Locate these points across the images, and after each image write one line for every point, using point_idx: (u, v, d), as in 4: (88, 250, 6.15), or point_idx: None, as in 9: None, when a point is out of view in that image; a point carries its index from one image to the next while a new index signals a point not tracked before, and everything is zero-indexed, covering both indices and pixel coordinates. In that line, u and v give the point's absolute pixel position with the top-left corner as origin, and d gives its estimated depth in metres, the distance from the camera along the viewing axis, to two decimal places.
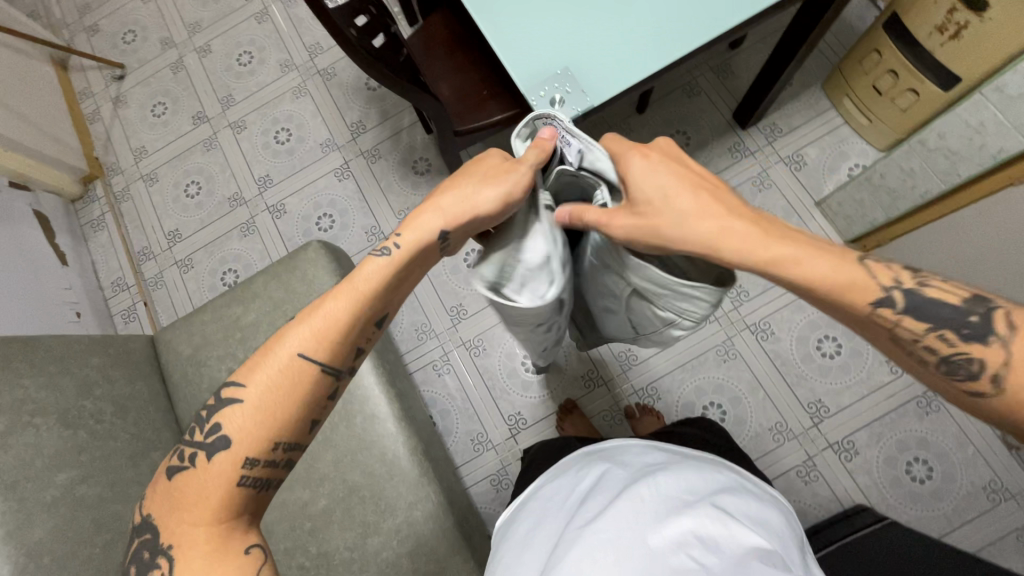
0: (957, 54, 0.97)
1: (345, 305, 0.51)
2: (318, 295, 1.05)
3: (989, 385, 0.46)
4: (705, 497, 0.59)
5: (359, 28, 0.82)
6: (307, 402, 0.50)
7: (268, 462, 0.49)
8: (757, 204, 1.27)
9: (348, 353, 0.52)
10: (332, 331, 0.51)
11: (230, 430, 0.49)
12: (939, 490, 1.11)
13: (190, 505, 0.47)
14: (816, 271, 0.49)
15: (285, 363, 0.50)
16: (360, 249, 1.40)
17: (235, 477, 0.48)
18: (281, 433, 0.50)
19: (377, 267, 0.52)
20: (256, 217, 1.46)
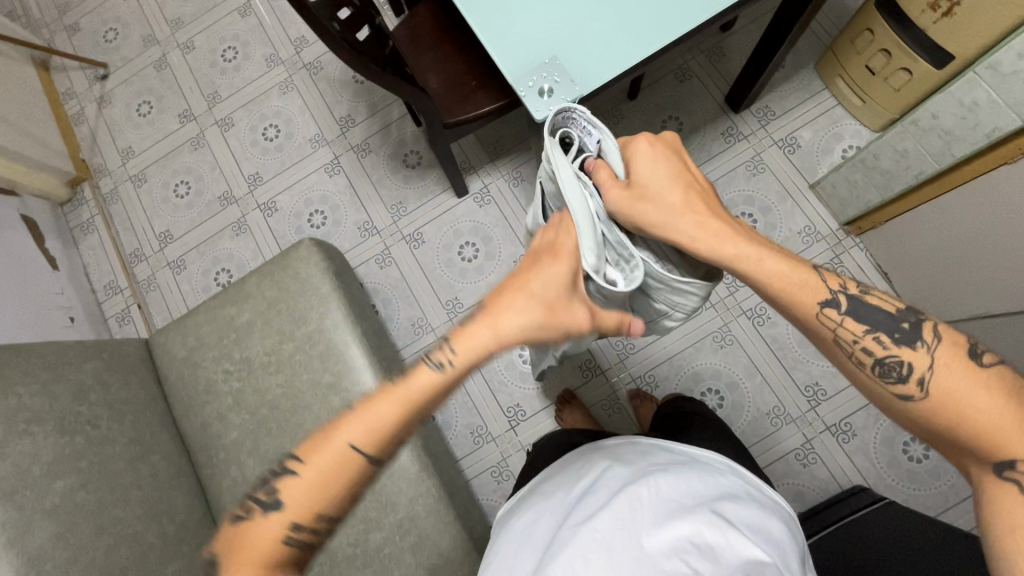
0: (949, 32, 0.96)
1: (396, 411, 0.50)
2: (312, 293, 1.05)
3: (915, 387, 0.50)
4: (704, 502, 0.60)
5: (343, 21, 0.80)
6: (351, 490, 0.49)
7: (309, 532, 0.47)
8: (751, 188, 1.26)
9: (398, 446, 0.50)
10: (388, 428, 0.49)
11: (288, 499, 0.48)
12: (936, 469, 1.12)
13: (237, 556, 0.46)
14: (774, 271, 0.53)
15: (334, 448, 0.48)
16: (353, 244, 1.39)
17: (277, 539, 0.47)
18: (330, 512, 0.48)
19: (431, 378, 0.51)
20: (247, 216, 1.45)
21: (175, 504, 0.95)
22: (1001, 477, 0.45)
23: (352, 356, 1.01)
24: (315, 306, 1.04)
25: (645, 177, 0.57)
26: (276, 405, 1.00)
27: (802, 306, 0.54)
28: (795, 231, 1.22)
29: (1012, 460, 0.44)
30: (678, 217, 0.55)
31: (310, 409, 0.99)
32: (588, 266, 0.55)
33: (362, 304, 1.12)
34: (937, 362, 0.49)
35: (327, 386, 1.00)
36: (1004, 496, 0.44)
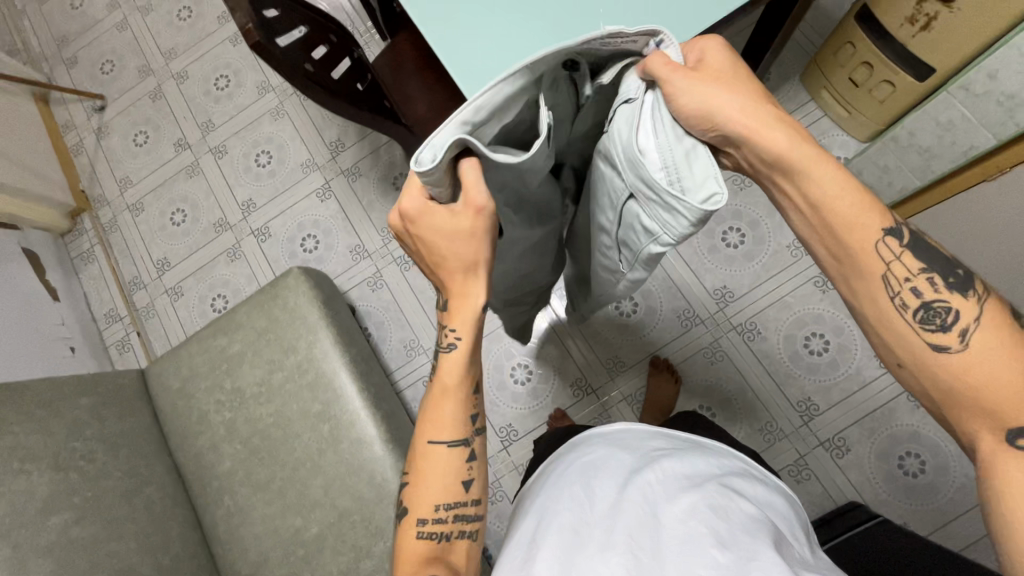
0: (928, 45, 0.95)
1: (446, 403, 0.58)
2: (300, 322, 1.06)
3: (958, 339, 0.47)
4: (711, 478, 0.67)
5: (317, 60, 0.83)
6: (457, 473, 0.59)
7: (438, 518, 0.57)
8: (739, 203, 1.27)
9: (464, 424, 0.59)
10: (449, 415, 0.58)
11: (411, 500, 0.59)
12: (934, 484, 1.11)
13: (404, 559, 0.57)
14: (832, 193, 0.48)
15: (423, 451, 0.59)
16: (344, 268, 1.40)
17: (416, 534, 0.57)
18: (441, 497, 0.58)
19: (451, 364, 0.57)
20: (241, 242, 1.47)
21: (170, 535, 0.97)
22: (1013, 446, 0.45)
23: (341, 384, 1.03)
24: (303, 334, 1.06)
25: (717, 71, 0.50)
26: (268, 435, 1.02)
27: (862, 231, 0.48)
28: (782, 244, 1.24)
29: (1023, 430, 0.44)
30: (750, 112, 0.48)
31: (300, 439, 1.01)
32: (425, 158, 0.46)
33: (352, 330, 1.13)
34: (986, 314, 0.47)
35: (317, 415, 1.01)
36: (1013, 462, 0.44)
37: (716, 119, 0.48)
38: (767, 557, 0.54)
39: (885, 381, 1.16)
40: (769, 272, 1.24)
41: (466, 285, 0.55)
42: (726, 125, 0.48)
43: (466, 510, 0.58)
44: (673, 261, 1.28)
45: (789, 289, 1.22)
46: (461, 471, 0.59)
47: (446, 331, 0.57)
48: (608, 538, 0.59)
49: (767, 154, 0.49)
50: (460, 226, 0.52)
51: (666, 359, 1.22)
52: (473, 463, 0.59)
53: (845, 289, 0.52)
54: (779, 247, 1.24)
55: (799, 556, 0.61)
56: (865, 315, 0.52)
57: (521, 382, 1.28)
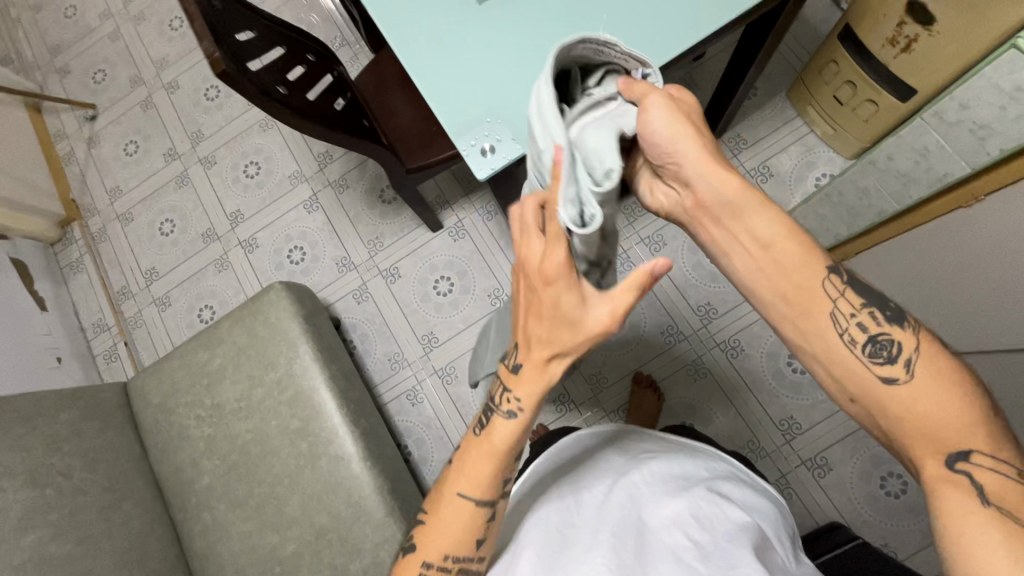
0: (909, 67, 0.95)
1: (486, 465, 0.55)
2: (281, 338, 1.07)
3: (904, 369, 0.46)
4: (699, 482, 0.70)
5: (292, 82, 0.82)
6: (471, 531, 0.57)
7: (443, 566, 0.57)
8: None
9: (497, 493, 0.57)
10: (483, 479, 0.56)
11: (423, 535, 0.59)
12: (915, 505, 1.10)
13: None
14: (766, 232, 0.50)
15: (445, 500, 0.57)
16: (330, 280, 1.41)
17: (418, 573, 0.57)
18: (452, 547, 0.57)
19: (503, 433, 0.55)
20: (229, 253, 1.48)
21: (146, 550, 0.97)
22: (954, 471, 0.43)
23: (320, 401, 1.02)
24: (283, 351, 1.06)
25: (689, 110, 0.53)
26: (246, 451, 1.02)
27: (804, 270, 0.49)
28: None
29: (968, 453, 0.43)
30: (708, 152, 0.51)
31: (278, 455, 1.01)
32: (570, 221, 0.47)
33: (333, 346, 1.13)
34: (928, 345, 0.46)
35: (295, 431, 1.02)
36: (957, 491, 0.43)
37: (677, 151, 0.51)
38: (746, 564, 0.57)
39: None
40: None
41: (550, 364, 0.52)
42: (682, 159, 0.51)
43: (470, 561, 0.59)
44: (656, 277, 1.27)
45: None
46: (477, 529, 0.57)
47: (512, 402, 0.53)
48: (592, 544, 0.61)
49: (704, 194, 0.52)
50: (584, 320, 0.48)
51: (648, 376, 1.22)
52: (489, 523, 0.58)
53: (789, 331, 0.51)
54: None
55: (777, 561, 0.66)
56: (813, 354, 0.51)
57: None
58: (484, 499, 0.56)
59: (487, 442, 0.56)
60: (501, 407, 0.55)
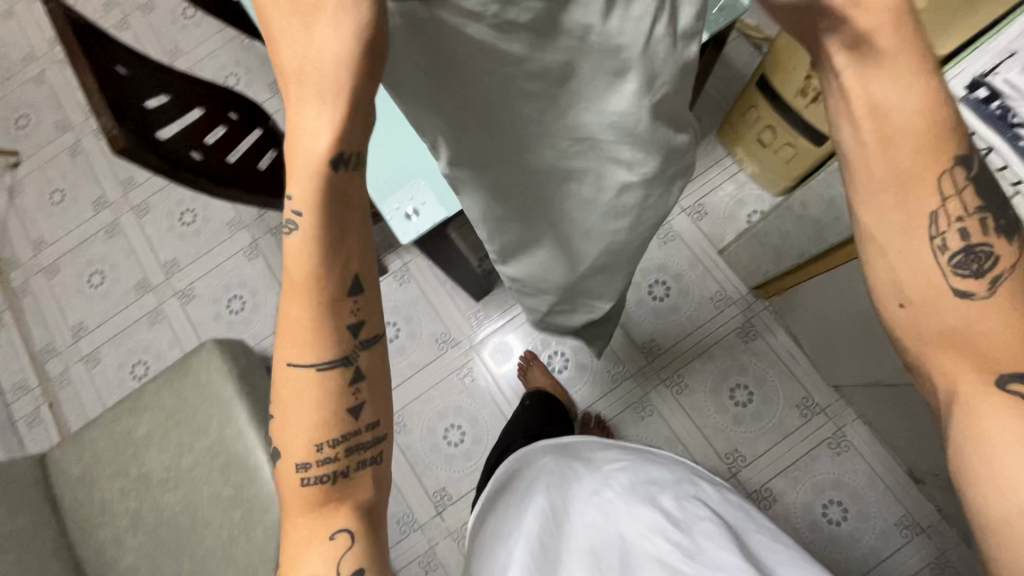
0: (820, 116, 1.00)
1: (300, 310, 0.37)
2: (212, 399, 1.02)
3: (987, 287, 0.41)
4: (668, 488, 0.79)
5: (211, 144, 0.81)
6: (332, 406, 0.39)
7: (324, 462, 0.40)
8: (663, 257, 1.31)
9: (335, 338, 0.38)
10: (307, 329, 0.38)
11: (281, 438, 0.40)
12: (855, 531, 1.14)
13: (290, 503, 0.42)
14: (896, 100, 0.39)
15: (283, 383, 0.39)
16: (272, 329, 1.36)
17: (300, 482, 0.40)
18: (322, 429, 0.39)
19: (297, 253, 0.36)
20: (163, 305, 1.41)
21: None
22: (1004, 390, 0.41)
23: (255, 467, 0.97)
24: (215, 414, 1.01)
25: None
26: (176, 523, 0.96)
27: (925, 153, 0.40)
28: (705, 296, 1.28)
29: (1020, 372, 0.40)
30: None
31: (209, 526, 0.95)
32: None
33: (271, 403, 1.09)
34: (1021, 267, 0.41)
35: (228, 499, 0.96)
36: (993, 405, 0.41)
37: None
38: (724, 563, 0.67)
39: (805, 430, 1.19)
40: (693, 324, 1.27)
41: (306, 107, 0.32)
42: None
43: (362, 439, 0.40)
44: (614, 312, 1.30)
45: (712, 340, 1.26)
46: (339, 397, 0.39)
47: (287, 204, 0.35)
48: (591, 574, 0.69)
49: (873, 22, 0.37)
50: None
51: (597, 416, 1.23)
52: (358, 383, 0.40)
53: (873, 217, 0.43)
54: (702, 298, 1.28)
55: (749, 541, 0.75)
56: (881, 247, 0.44)
57: (455, 443, 1.25)
58: (327, 353, 0.38)
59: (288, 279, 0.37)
60: (283, 224, 0.36)
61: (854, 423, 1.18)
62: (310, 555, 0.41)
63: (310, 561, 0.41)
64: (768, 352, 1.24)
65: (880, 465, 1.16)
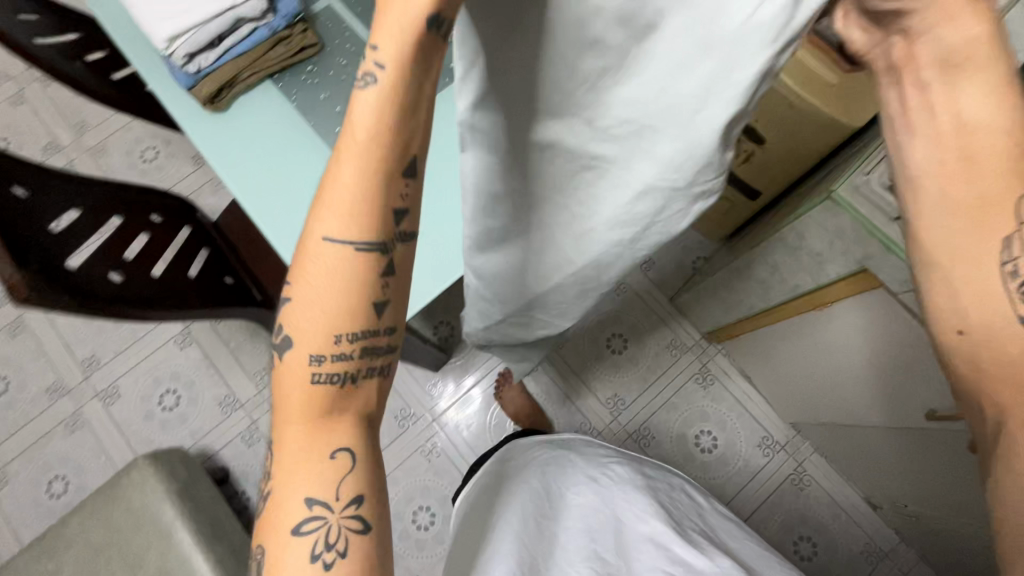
0: (752, 174, 1.05)
1: (352, 174, 0.32)
2: (149, 526, 0.91)
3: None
4: (657, 480, 0.83)
5: (135, 256, 0.74)
6: (361, 297, 0.34)
7: (340, 356, 0.35)
8: (617, 309, 1.33)
9: (382, 218, 0.33)
10: (355, 200, 0.33)
11: (295, 322, 0.34)
12: (826, 564, 1.17)
13: (287, 408, 0.35)
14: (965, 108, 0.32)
15: (312, 256, 0.33)
16: (213, 424, 1.25)
17: (307, 381, 0.35)
18: (344, 320, 0.34)
19: (365, 104, 0.31)
20: (83, 409, 1.26)
21: None
22: None
23: None
24: (154, 544, 0.90)
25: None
26: None
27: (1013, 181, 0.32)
28: (661, 345, 1.31)
29: None
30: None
31: None
32: None
33: (217, 517, 0.98)
34: None
35: None
36: None
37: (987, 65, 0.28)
38: (714, 555, 0.69)
39: (769, 469, 1.23)
40: (653, 374, 1.29)
41: None
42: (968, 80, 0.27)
43: (380, 344, 0.36)
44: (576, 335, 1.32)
45: (673, 389, 1.28)
46: (369, 290, 0.34)
47: (367, 47, 0.31)
48: (586, 551, 0.68)
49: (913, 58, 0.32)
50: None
51: None
52: (389, 279, 0.35)
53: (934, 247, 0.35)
54: (658, 348, 1.30)
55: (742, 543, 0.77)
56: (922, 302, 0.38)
57: (425, 527, 1.19)
58: (368, 234, 0.33)
59: (345, 137, 0.32)
60: (358, 74, 0.31)
61: (812, 457, 1.22)
62: (301, 474, 0.35)
63: (299, 482, 0.35)
64: (727, 395, 1.27)
65: (841, 495, 1.20)
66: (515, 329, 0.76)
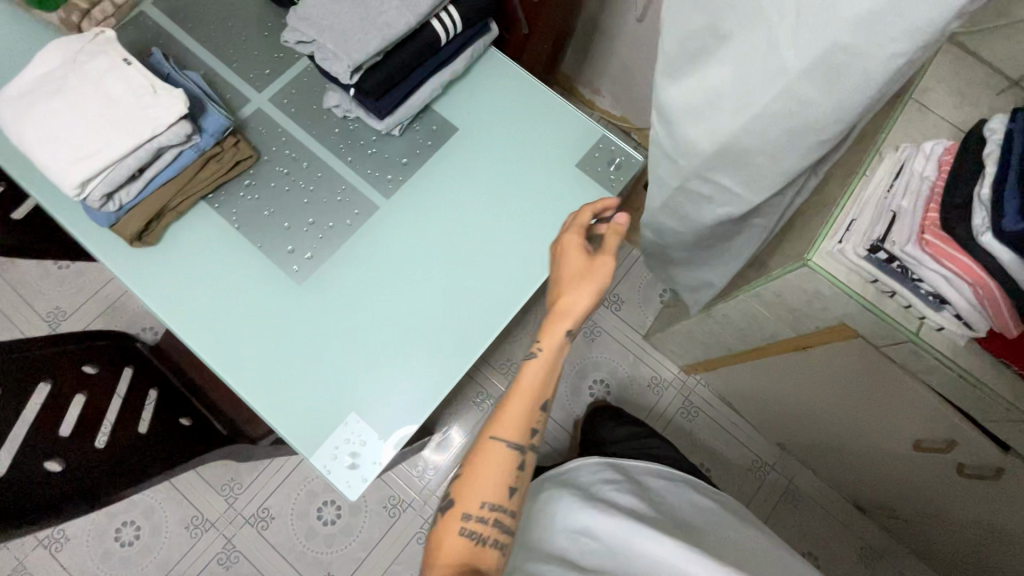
0: None
1: (518, 405, 0.62)
2: None
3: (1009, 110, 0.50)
4: (667, 515, 0.79)
5: (72, 427, 0.64)
6: (507, 476, 0.60)
7: (481, 518, 0.58)
8: (595, 354, 1.32)
9: (526, 431, 0.62)
10: (518, 420, 0.62)
11: (465, 487, 0.59)
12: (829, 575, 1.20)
13: (442, 552, 0.56)
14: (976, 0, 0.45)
15: (483, 445, 0.60)
16: (183, 550, 1.13)
17: (460, 528, 0.57)
18: (491, 493, 0.59)
19: (533, 371, 0.63)
20: (26, 561, 1.12)
21: None
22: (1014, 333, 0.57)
23: None
24: None
25: None
26: None
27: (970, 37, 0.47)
28: (643, 384, 1.31)
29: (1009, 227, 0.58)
30: None
31: None
32: None
33: None
34: None
35: None
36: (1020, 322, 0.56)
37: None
38: None
39: (762, 491, 1.25)
40: (639, 415, 1.29)
41: (568, 295, 0.63)
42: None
43: (506, 518, 0.59)
44: None
45: (660, 427, 1.28)
46: (511, 475, 0.60)
47: (534, 345, 0.64)
48: None
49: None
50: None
51: None
52: (521, 472, 0.61)
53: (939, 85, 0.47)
54: (641, 387, 1.31)
55: (771, 552, 0.77)
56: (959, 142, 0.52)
57: None
58: (517, 441, 0.61)
59: (517, 388, 0.63)
60: (527, 355, 0.64)
61: (800, 472, 1.26)
62: None
63: None
64: (714, 425, 1.29)
65: (832, 505, 1.24)
66: (688, 208, 0.69)
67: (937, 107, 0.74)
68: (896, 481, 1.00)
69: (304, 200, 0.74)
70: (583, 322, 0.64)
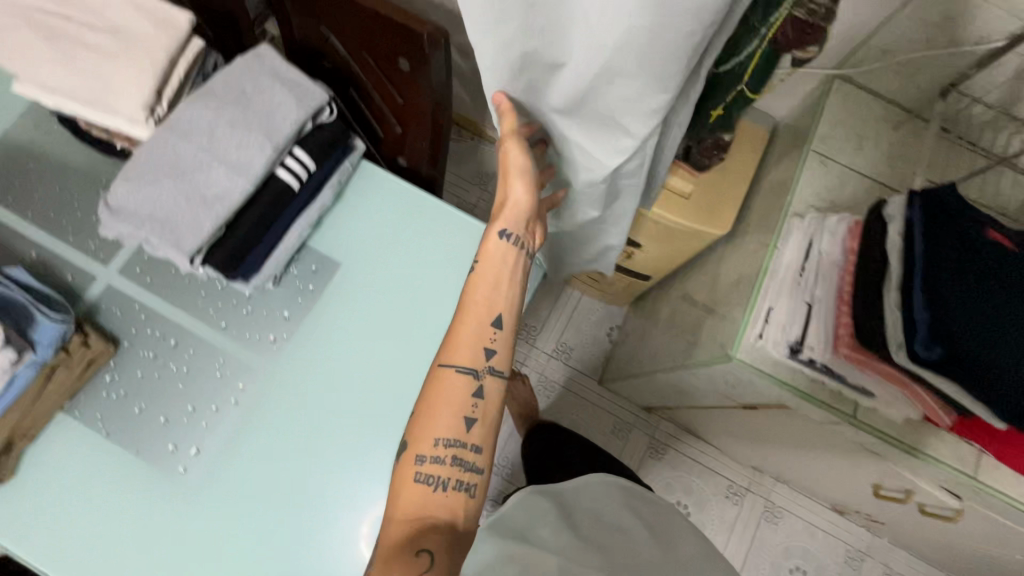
0: (644, 266, 1.01)
1: (465, 326, 0.60)
2: None
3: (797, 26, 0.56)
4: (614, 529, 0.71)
5: None
6: (461, 406, 0.57)
7: (436, 458, 0.55)
8: (553, 411, 1.27)
9: (478, 355, 0.59)
10: (468, 340, 0.59)
11: (420, 425, 0.57)
12: None
13: (400, 500, 0.55)
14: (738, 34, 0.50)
15: (433, 377, 0.59)
16: None
17: (415, 474, 0.55)
18: (445, 430, 0.56)
19: (481, 279, 0.62)
20: None
21: None
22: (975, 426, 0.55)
23: None
24: None
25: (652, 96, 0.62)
26: None
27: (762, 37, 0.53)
28: (608, 431, 1.28)
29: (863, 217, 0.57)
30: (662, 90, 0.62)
31: None
32: None
33: None
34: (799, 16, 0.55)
35: None
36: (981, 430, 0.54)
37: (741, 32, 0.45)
38: None
39: (743, 515, 1.24)
40: None
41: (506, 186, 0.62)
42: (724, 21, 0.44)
43: (466, 455, 0.55)
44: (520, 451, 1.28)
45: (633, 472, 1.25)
46: (467, 402, 0.57)
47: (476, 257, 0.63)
48: None
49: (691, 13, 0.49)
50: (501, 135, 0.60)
51: None
52: (477, 402, 0.58)
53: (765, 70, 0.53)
54: (606, 436, 1.27)
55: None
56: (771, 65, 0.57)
57: None
58: (468, 365, 0.58)
59: (468, 306, 0.61)
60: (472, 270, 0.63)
61: (777, 488, 1.26)
62: (391, 547, 0.51)
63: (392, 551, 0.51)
64: (684, 459, 1.27)
65: (811, 515, 1.25)
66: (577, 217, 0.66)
67: (838, 156, 0.70)
68: (866, 497, 1.00)
69: (179, 384, 0.66)
70: (530, 205, 0.62)
